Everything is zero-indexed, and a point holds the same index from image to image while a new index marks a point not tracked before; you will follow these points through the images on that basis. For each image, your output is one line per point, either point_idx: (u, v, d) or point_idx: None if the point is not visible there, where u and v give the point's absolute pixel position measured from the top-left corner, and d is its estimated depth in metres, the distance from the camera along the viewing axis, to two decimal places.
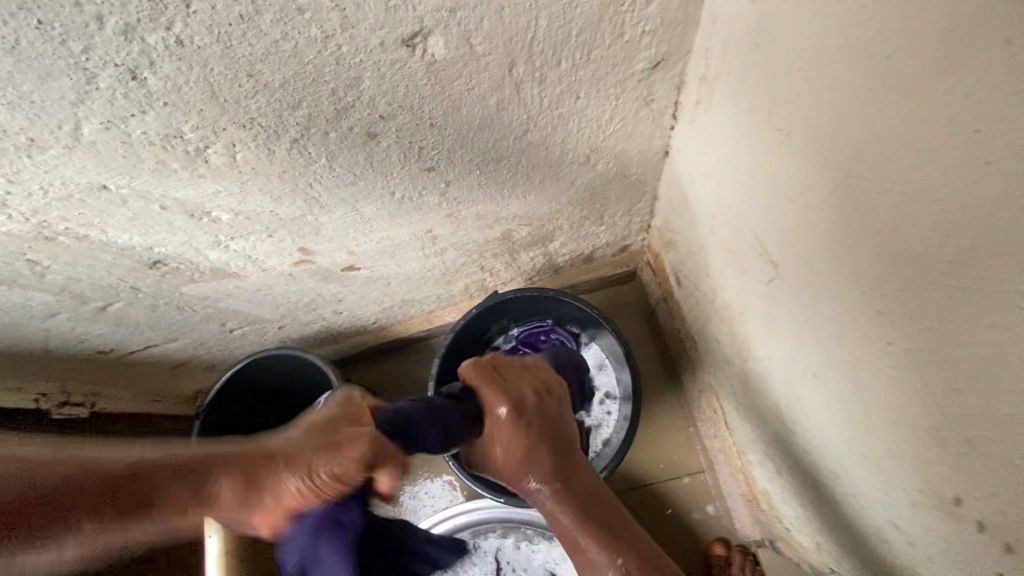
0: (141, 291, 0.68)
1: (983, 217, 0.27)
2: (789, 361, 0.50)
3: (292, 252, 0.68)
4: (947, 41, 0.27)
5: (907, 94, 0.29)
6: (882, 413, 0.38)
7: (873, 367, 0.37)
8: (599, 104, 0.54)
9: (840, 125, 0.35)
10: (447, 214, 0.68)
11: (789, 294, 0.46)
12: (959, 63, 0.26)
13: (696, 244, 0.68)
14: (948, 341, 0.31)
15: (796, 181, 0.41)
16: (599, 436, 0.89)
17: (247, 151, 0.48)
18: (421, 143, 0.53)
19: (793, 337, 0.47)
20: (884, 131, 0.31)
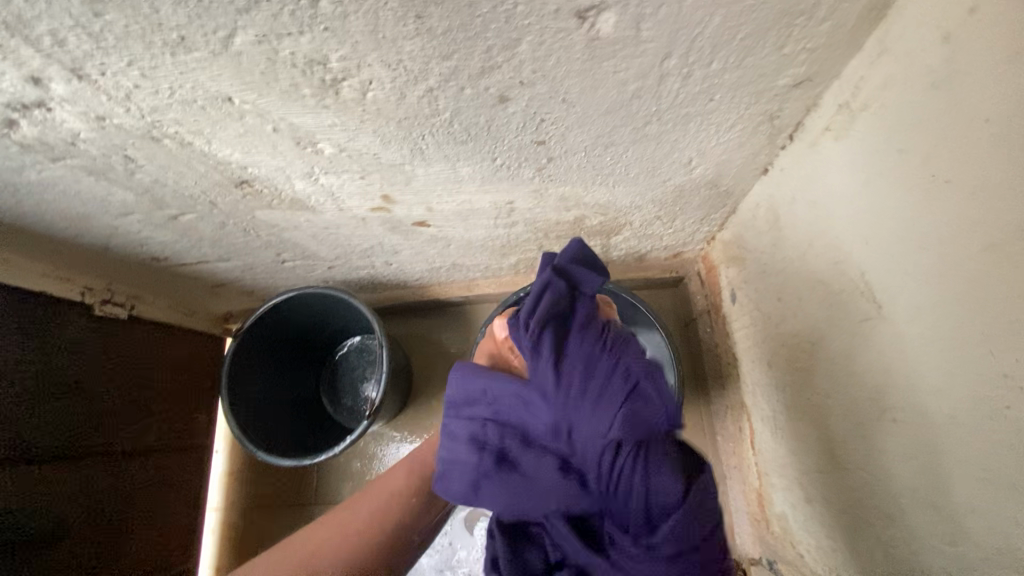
0: (217, 207, 0.67)
1: None
2: (867, 401, 0.51)
3: (375, 198, 0.67)
4: None
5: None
6: (979, 470, 0.39)
7: (986, 423, 0.38)
8: (726, 113, 0.54)
9: (1004, 186, 0.35)
10: (534, 189, 0.67)
11: (893, 337, 0.46)
12: None
13: (776, 266, 0.68)
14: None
15: (942, 226, 0.40)
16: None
17: (379, 91, 0.47)
18: (545, 116, 0.52)
19: (884, 379, 0.48)
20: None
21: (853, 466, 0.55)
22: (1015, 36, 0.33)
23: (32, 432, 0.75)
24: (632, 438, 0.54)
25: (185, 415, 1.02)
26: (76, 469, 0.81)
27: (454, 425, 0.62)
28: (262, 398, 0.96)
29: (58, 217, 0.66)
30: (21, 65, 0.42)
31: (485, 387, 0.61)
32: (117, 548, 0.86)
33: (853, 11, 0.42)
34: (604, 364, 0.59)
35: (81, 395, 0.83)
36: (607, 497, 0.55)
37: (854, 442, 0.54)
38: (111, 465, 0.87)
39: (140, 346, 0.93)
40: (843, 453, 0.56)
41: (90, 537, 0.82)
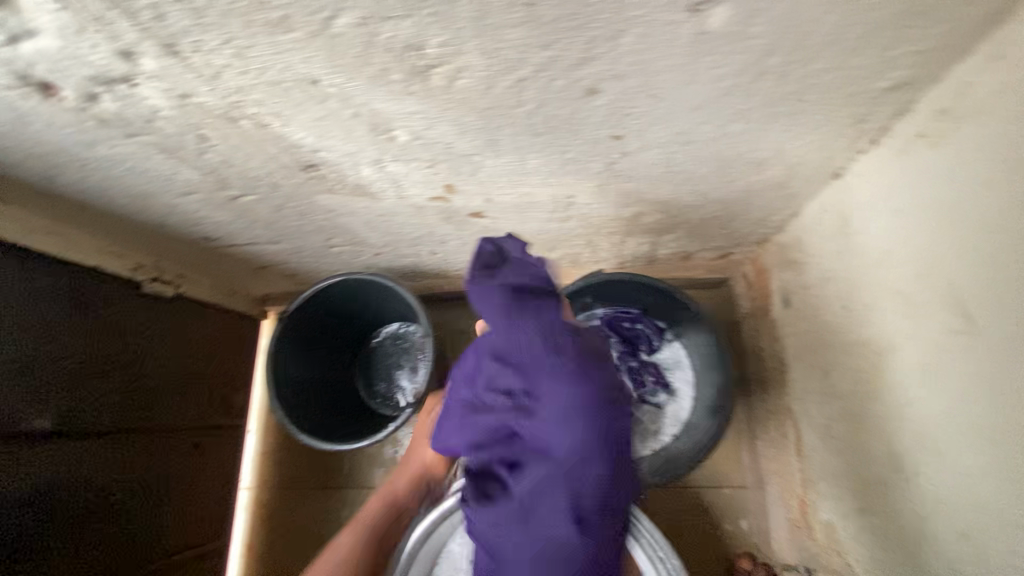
0: (278, 190, 0.67)
1: None
2: (963, 418, 0.50)
3: (437, 187, 0.66)
4: None
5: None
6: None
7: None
8: (812, 114, 0.53)
9: None
10: (598, 184, 0.66)
11: (997, 355, 0.45)
12: None
13: (844, 272, 0.67)
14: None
15: None
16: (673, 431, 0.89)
17: (469, 79, 0.46)
18: (630, 111, 0.51)
19: (986, 397, 0.47)
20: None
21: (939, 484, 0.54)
22: None
23: (87, 410, 0.77)
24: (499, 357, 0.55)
25: (224, 395, 1.03)
26: (120, 446, 0.82)
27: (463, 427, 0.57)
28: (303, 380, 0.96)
29: (120, 192, 0.66)
30: (116, 38, 0.41)
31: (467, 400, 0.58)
32: (157, 525, 0.87)
33: (973, 13, 0.40)
34: (506, 333, 0.55)
35: (129, 373, 0.83)
36: (545, 442, 0.50)
37: (943, 459, 0.53)
38: (156, 442, 0.88)
39: (184, 324, 0.94)
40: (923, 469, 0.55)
41: (133, 512, 0.83)
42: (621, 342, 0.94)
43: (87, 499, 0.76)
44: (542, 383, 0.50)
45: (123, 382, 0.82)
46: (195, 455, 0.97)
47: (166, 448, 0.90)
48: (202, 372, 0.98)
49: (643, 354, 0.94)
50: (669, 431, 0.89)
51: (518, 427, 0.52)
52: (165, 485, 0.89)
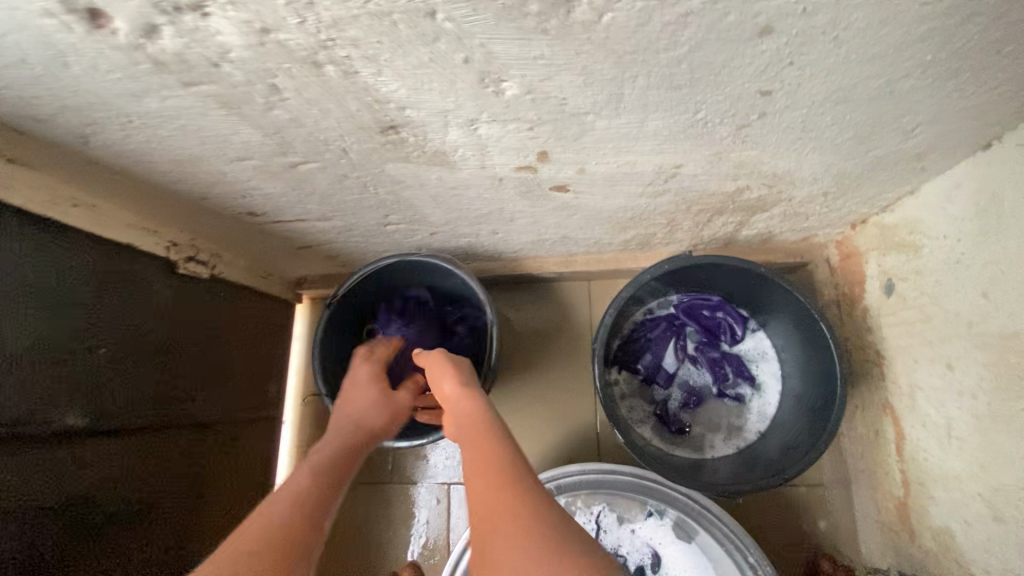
0: (345, 156, 0.58)
1: None
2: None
3: (528, 154, 0.58)
4: None
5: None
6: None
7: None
8: (999, 67, 0.45)
9: None
10: (714, 153, 0.58)
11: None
12: None
13: (985, 255, 0.59)
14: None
15: None
16: (761, 427, 0.82)
17: (623, 13, 0.38)
18: (798, 58, 0.42)
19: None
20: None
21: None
22: None
23: (131, 406, 0.69)
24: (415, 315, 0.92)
25: (258, 386, 0.96)
26: (163, 444, 0.74)
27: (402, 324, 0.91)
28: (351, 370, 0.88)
29: (164, 157, 0.57)
30: None
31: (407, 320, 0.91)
32: (199, 529, 0.80)
33: None
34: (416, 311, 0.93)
35: (167, 363, 0.75)
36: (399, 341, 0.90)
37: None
38: (197, 441, 0.81)
39: (220, 310, 0.86)
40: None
41: (176, 517, 0.75)
42: (699, 331, 0.87)
43: (134, 505, 0.69)
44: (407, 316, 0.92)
45: (163, 374, 0.75)
46: (234, 450, 0.90)
47: (208, 445, 0.83)
48: (238, 362, 0.90)
49: (723, 345, 0.87)
50: (757, 427, 0.82)
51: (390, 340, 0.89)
52: (207, 486, 0.82)
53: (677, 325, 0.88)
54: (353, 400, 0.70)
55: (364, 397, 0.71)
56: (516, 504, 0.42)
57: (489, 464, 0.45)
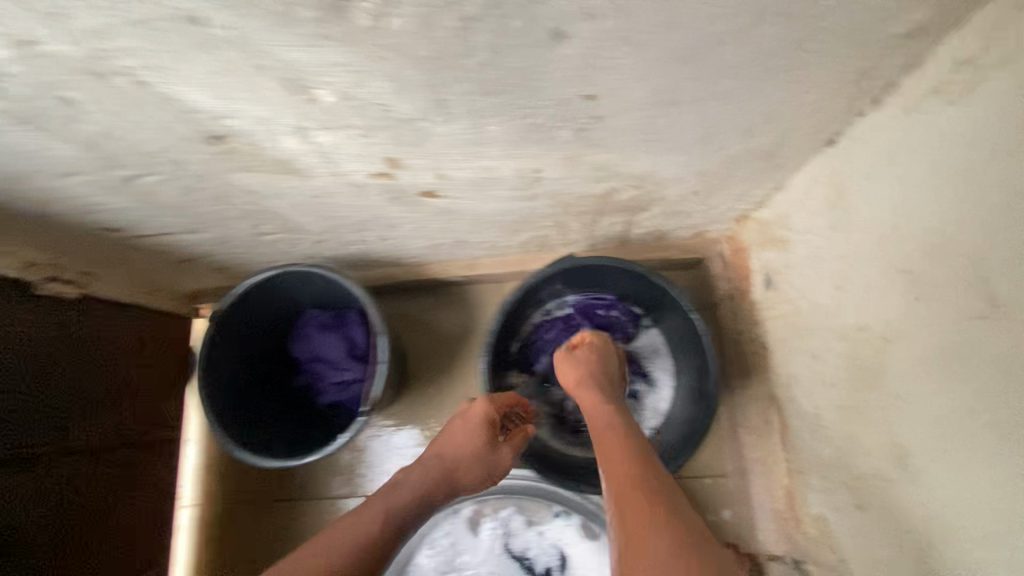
0: (183, 168, 0.56)
1: None
2: (968, 412, 0.45)
3: (377, 162, 0.56)
4: None
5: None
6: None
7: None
8: (808, 68, 0.46)
9: None
10: (567, 156, 0.58)
11: (1011, 342, 0.41)
12: None
13: (834, 249, 0.61)
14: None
15: None
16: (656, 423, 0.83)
17: (401, 20, 0.36)
18: (603, 62, 0.42)
19: (996, 391, 0.42)
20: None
21: (943, 481, 0.49)
22: None
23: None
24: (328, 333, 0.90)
25: (154, 407, 0.92)
26: (42, 473, 0.71)
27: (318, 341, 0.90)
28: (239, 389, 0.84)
29: None
30: None
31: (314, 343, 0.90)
32: (83, 562, 0.76)
33: None
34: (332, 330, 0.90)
35: (38, 389, 0.71)
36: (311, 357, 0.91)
37: (946, 455, 0.48)
38: (86, 465, 0.78)
39: (101, 327, 0.82)
40: (929, 462, 0.50)
41: (61, 547, 0.73)
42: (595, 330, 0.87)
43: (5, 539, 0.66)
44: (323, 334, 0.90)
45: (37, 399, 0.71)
46: (131, 471, 0.87)
47: (99, 469, 0.80)
48: (131, 380, 0.87)
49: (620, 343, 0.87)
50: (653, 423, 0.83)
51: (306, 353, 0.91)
52: (100, 513, 0.79)
53: (574, 325, 0.88)
54: (458, 439, 0.69)
55: (466, 436, 0.69)
56: (668, 537, 0.44)
57: (619, 467, 0.51)
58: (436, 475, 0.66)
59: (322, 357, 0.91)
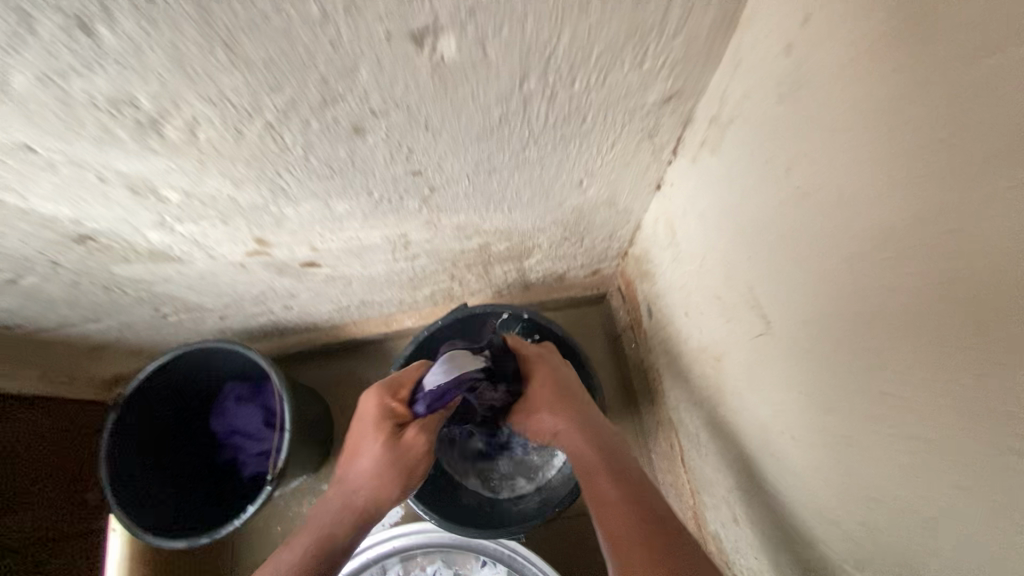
0: (62, 266, 0.60)
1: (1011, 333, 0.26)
2: (775, 422, 0.49)
3: (247, 242, 0.61)
4: (970, 145, 0.27)
5: (982, 164, 0.26)
6: (891, 493, 0.36)
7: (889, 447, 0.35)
8: (601, 132, 0.52)
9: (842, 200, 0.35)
10: (426, 220, 0.63)
11: (787, 354, 0.45)
12: (987, 163, 0.26)
13: (680, 279, 0.67)
14: (995, 437, 0.28)
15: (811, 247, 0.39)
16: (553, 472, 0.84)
17: (211, 131, 0.42)
18: (412, 145, 0.48)
19: (786, 400, 0.46)
20: (942, 205, 0.28)
21: (777, 492, 0.51)
22: (843, 45, 0.33)
23: None
24: (243, 403, 0.92)
25: (63, 499, 0.89)
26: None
27: (236, 413, 0.92)
28: (152, 466, 0.85)
29: None
30: None
31: (232, 413, 0.92)
32: None
33: (702, 26, 0.42)
34: (248, 401, 0.92)
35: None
36: (229, 427, 0.92)
37: (773, 466, 0.51)
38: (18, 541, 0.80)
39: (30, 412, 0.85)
40: (764, 473, 0.53)
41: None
42: None
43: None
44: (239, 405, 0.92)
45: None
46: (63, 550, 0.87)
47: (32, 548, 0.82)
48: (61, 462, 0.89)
49: None
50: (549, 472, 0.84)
51: (225, 428, 0.92)
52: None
53: None
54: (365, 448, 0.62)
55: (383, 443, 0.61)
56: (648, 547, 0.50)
57: (593, 464, 0.59)
58: (376, 447, 0.61)
59: (239, 430, 0.92)
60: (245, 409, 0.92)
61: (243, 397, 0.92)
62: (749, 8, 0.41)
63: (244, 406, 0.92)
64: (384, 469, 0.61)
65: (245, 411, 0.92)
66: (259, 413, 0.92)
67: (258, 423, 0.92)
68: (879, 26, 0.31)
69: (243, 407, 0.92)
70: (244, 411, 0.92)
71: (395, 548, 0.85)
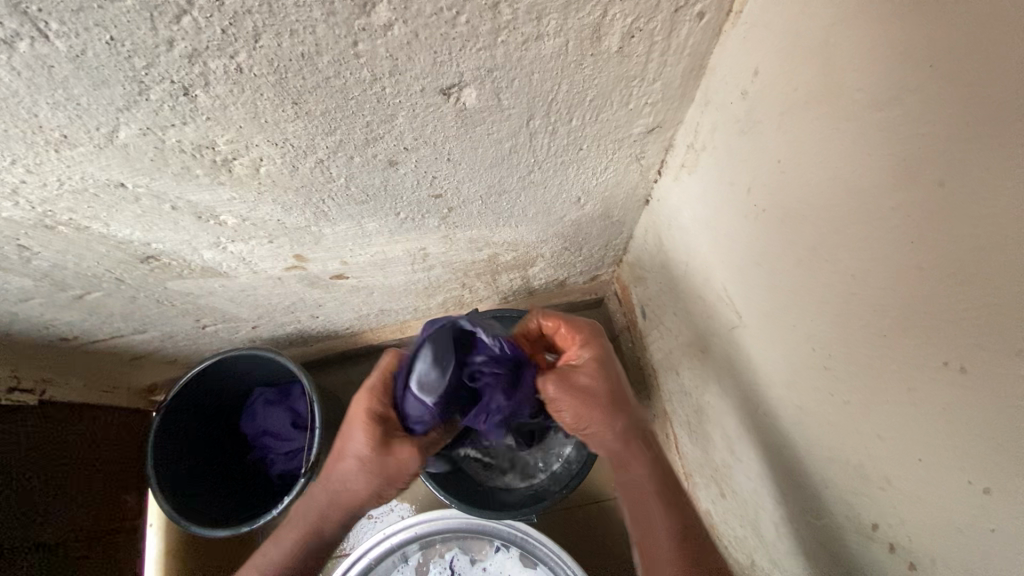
0: (124, 283, 0.68)
1: (909, 317, 0.34)
2: (749, 403, 0.57)
3: (287, 258, 0.69)
4: (877, 176, 0.35)
5: (880, 193, 0.35)
6: (834, 453, 0.44)
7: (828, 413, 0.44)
8: (595, 157, 0.61)
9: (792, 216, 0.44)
10: (443, 235, 0.72)
11: (757, 343, 0.53)
12: (886, 189, 0.34)
13: (669, 282, 0.75)
14: (892, 397, 0.36)
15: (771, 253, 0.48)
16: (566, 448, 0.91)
17: (271, 166, 0.50)
18: (436, 173, 0.57)
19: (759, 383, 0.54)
20: (855, 221, 0.37)
21: (752, 463, 0.60)
22: (787, 94, 0.42)
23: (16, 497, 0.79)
24: (272, 406, 1.00)
25: (110, 500, 0.96)
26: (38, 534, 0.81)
27: (266, 415, 1.00)
28: (197, 466, 0.95)
29: None
30: None
31: (262, 415, 1.00)
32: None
33: (677, 72, 0.51)
34: (276, 404, 1.00)
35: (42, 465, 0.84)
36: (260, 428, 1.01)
37: (748, 441, 0.59)
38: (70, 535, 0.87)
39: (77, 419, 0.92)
40: (745, 448, 0.61)
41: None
42: None
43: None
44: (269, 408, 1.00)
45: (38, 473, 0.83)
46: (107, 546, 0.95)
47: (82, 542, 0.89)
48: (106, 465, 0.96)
49: None
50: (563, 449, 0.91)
51: (256, 429, 1.01)
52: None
53: None
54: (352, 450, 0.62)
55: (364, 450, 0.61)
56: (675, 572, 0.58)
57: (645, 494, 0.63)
58: (362, 452, 0.61)
59: (269, 431, 1.00)
60: (273, 411, 1.00)
61: (272, 400, 1.00)
62: (715, 58, 0.50)
63: (273, 408, 1.00)
64: (362, 473, 0.61)
65: (273, 413, 1.00)
66: (286, 415, 0.99)
67: (286, 424, 0.99)
68: (810, 82, 0.39)
69: (272, 410, 1.00)
70: (273, 413, 1.00)
71: (415, 536, 0.92)
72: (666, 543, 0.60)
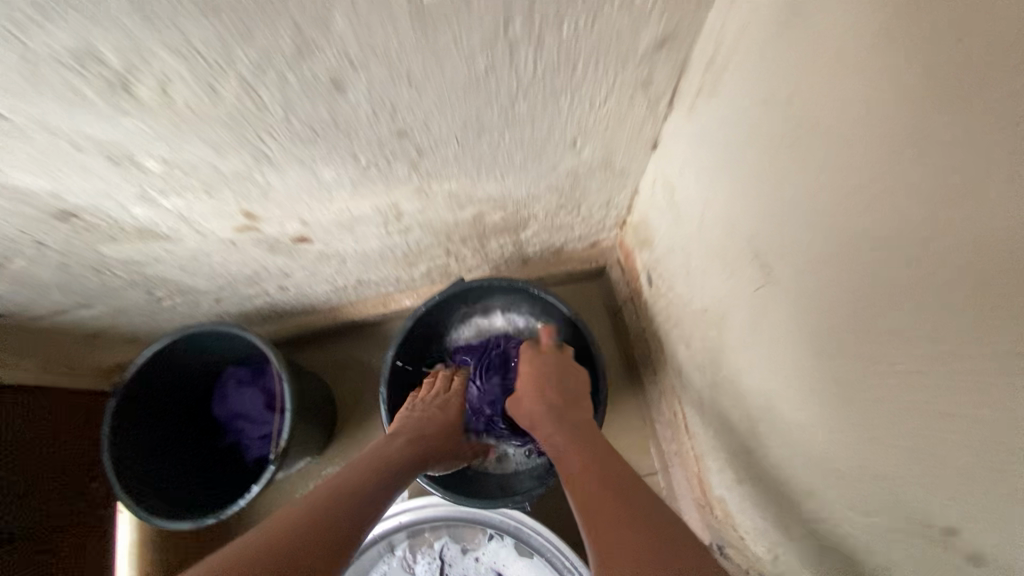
0: (47, 247, 0.58)
1: None
2: (780, 374, 0.48)
3: (235, 216, 0.60)
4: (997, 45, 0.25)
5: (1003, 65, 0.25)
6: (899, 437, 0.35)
7: (897, 383, 0.34)
8: (589, 86, 0.50)
9: (856, 128, 0.34)
10: (417, 188, 0.61)
11: (787, 301, 0.44)
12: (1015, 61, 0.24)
13: (680, 241, 0.65)
14: (1007, 361, 0.27)
15: (817, 184, 0.38)
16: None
17: (185, 89, 0.40)
18: (396, 103, 0.47)
19: (792, 351, 0.45)
20: (966, 120, 0.27)
21: (781, 446, 0.51)
22: None
23: None
24: (246, 388, 0.92)
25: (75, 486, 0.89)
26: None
27: (239, 397, 0.92)
28: (172, 447, 0.87)
29: None
30: None
31: (234, 398, 0.92)
32: None
33: None
34: (250, 384, 0.93)
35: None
36: (233, 411, 0.92)
37: (778, 420, 0.50)
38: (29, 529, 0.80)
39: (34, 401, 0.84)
40: (771, 429, 0.52)
41: None
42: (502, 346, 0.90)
43: None
44: (241, 389, 0.92)
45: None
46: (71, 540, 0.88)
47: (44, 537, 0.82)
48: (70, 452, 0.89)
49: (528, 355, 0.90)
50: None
51: (229, 413, 0.93)
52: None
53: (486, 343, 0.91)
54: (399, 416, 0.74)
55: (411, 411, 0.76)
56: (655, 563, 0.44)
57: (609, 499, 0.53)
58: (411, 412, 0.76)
59: (242, 414, 0.92)
60: (247, 392, 0.92)
61: (245, 381, 0.93)
62: None
63: (247, 388, 0.92)
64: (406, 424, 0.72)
65: (247, 395, 0.92)
66: (261, 396, 0.92)
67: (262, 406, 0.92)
68: None
69: (246, 391, 0.92)
70: (247, 395, 0.92)
71: (401, 526, 0.84)
72: (630, 537, 0.47)
